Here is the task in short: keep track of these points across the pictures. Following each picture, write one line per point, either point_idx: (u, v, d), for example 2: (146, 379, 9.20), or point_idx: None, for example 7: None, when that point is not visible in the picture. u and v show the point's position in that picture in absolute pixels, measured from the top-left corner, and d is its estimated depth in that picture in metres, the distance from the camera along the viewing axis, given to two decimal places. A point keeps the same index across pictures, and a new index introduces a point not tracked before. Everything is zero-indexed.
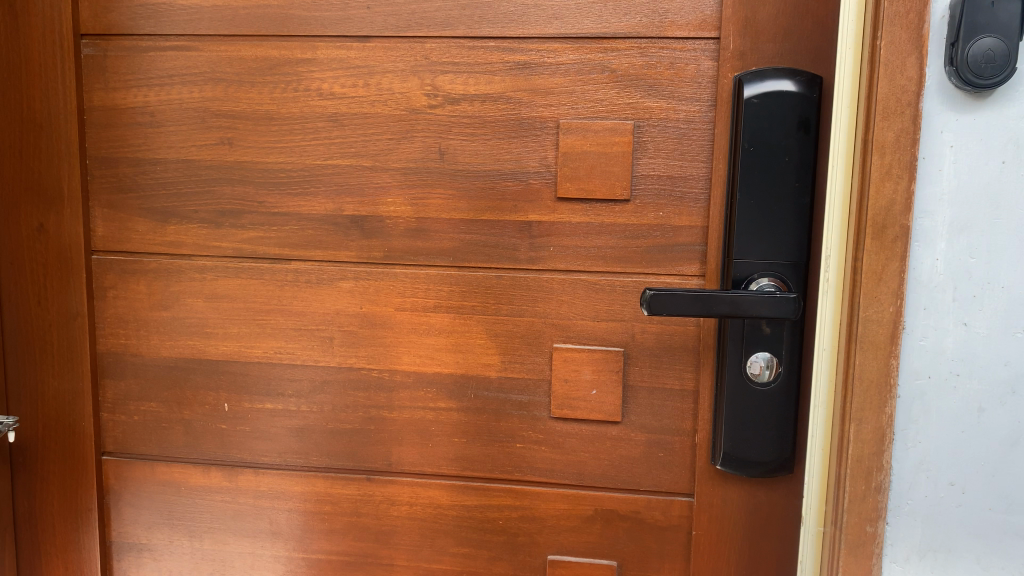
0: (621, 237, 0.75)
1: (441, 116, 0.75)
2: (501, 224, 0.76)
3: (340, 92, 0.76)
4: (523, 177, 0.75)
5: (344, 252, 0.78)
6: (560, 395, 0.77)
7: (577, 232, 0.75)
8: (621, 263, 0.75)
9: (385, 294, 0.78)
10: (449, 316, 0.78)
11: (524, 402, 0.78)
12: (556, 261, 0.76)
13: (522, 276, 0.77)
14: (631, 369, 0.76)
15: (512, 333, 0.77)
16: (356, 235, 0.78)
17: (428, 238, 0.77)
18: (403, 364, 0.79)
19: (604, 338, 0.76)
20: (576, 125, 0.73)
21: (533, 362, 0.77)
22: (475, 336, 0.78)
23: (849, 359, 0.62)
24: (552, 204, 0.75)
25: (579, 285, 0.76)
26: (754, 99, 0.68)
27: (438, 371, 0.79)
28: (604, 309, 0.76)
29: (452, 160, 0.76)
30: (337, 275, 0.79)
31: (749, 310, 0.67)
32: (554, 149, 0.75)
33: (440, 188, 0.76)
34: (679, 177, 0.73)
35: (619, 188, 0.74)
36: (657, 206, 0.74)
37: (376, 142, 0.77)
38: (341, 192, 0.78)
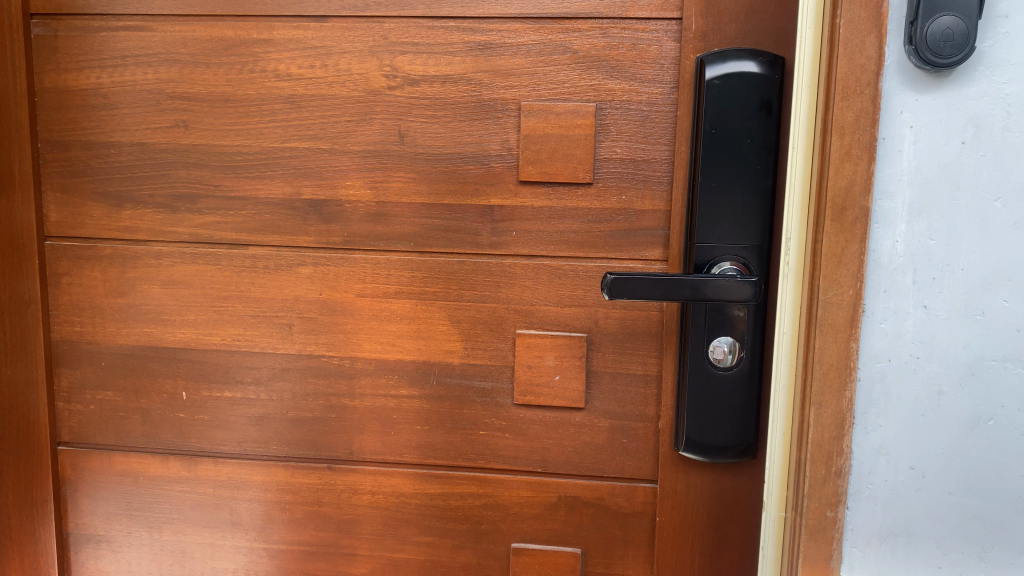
0: (584, 222, 0.74)
1: (401, 99, 0.74)
2: (463, 208, 0.75)
3: (297, 73, 0.75)
4: (485, 160, 0.74)
5: (302, 236, 0.77)
6: (523, 381, 0.76)
7: (540, 216, 0.74)
8: (583, 248, 0.74)
9: (344, 281, 0.77)
10: (410, 302, 0.77)
11: (487, 388, 0.77)
12: (518, 246, 0.75)
13: (484, 261, 0.75)
14: (594, 355, 0.75)
15: (474, 319, 0.76)
16: (314, 219, 0.76)
17: (388, 223, 0.76)
18: (364, 351, 0.78)
19: (567, 324, 0.75)
20: (538, 107, 0.72)
21: (496, 348, 0.76)
22: (438, 322, 0.77)
23: (809, 344, 0.61)
24: (514, 188, 0.74)
25: (542, 271, 0.75)
26: (715, 81, 0.67)
27: (400, 358, 0.77)
28: (567, 294, 0.75)
29: (413, 143, 0.75)
30: (295, 260, 0.77)
31: (709, 294, 0.66)
32: (516, 131, 0.73)
33: (401, 172, 0.75)
34: (642, 161, 0.72)
35: (581, 172, 0.73)
36: (619, 190, 0.73)
37: (334, 124, 0.75)
38: (299, 175, 0.76)
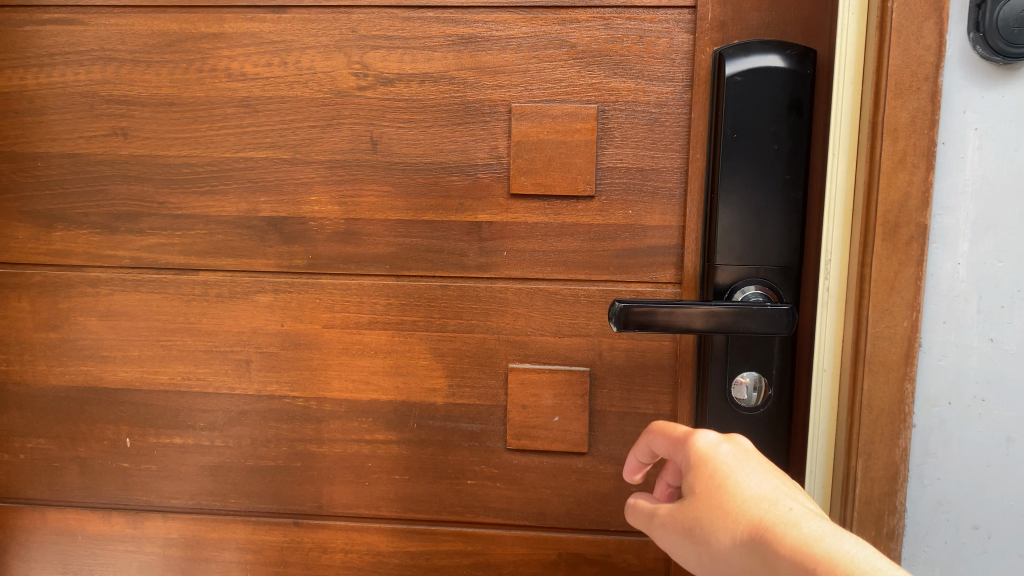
0: (586, 240, 0.65)
1: (372, 101, 0.64)
2: (445, 225, 0.65)
3: (252, 72, 0.65)
4: (470, 171, 0.65)
5: (261, 260, 0.67)
6: (516, 423, 0.66)
7: (535, 234, 0.65)
8: (584, 269, 0.65)
9: (310, 310, 0.67)
10: (386, 334, 0.67)
11: (475, 432, 0.67)
12: (509, 268, 0.65)
13: (471, 285, 0.66)
14: (598, 392, 0.66)
15: (460, 352, 0.66)
16: (274, 240, 0.67)
17: (359, 243, 0.66)
18: (333, 391, 0.68)
19: (567, 357, 0.66)
20: (531, 109, 0.63)
21: (485, 386, 0.67)
22: (418, 357, 0.67)
23: (856, 384, 0.52)
24: (505, 202, 0.65)
25: (537, 296, 0.65)
26: (737, 77, 0.58)
27: (375, 398, 0.68)
28: (566, 323, 0.66)
29: (387, 152, 0.65)
30: (253, 287, 0.67)
31: (732, 323, 0.57)
32: (506, 137, 0.64)
33: (373, 185, 0.65)
34: (650, 170, 0.63)
35: (582, 183, 0.63)
36: (625, 203, 0.64)
37: (296, 130, 0.65)
38: (255, 189, 0.66)
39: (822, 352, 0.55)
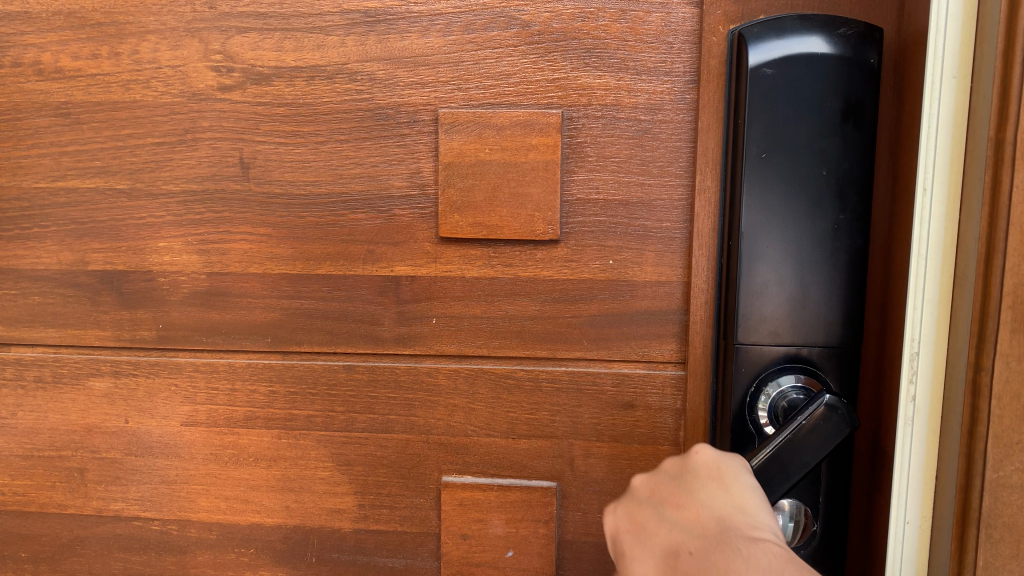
0: (547, 304, 0.45)
1: (241, 108, 0.45)
2: (349, 282, 0.46)
3: (71, 67, 0.46)
4: (382, 205, 0.45)
5: (92, 331, 0.48)
6: (454, 559, 0.47)
7: (475, 294, 0.46)
8: (546, 343, 0.46)
9: (163, 401, 0.48)
10: (271, 433, 0.48)
11: (398, 568, 0.48)
12: (440, 343, 0.46)
13: (386, 366, 0.47)
14: (568, 516, 0.47)
15: (374, 460, 0.47)
16: (111, 303, 0.47)
17: (230, 308, 0.47)
18: (200, 511, 0.49)
19: (524, 467, 0.47)
20: (466, 118, 0.44)
21: (411, 507, 0.48)
22: (316, 466, 0.48)
23: (963, 561, 0.32)
24: (431, 249, 0.45)
25: (480, 382, 0.46)
26: (765, 69, 0.39)
27: (259, 522, 0.49)
28: (523, 419, 0.46)
29: (263, 178, 0.45)
30: (84, 368, 0.48)
31: (760, 469, 0.37)
32: (432, 157, 0.45)
33: (244, 225, 0.46)
34: (638, 205, 0.44)
35: (540, 222, 0.44)
36: (602, 250, 0.44)
37: (136, 149, 0.46)
38: (81, 232, 0.47)
39: (903, 497, 0.35)
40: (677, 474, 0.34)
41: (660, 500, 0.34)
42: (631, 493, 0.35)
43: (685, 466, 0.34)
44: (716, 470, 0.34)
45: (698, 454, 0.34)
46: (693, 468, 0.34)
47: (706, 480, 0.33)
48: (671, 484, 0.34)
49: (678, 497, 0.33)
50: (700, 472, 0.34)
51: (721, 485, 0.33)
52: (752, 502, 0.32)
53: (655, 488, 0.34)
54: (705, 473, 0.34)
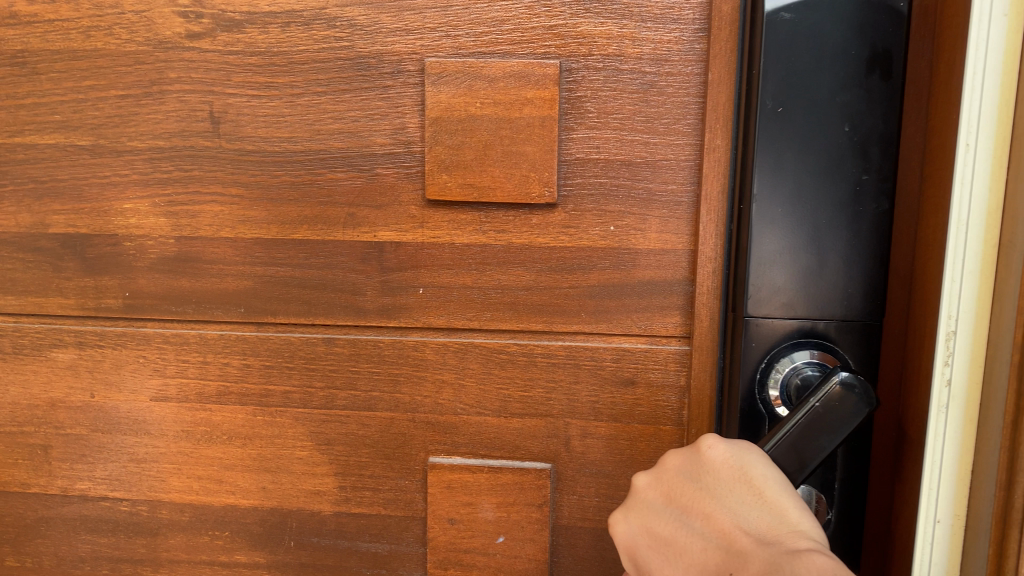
0: (543, 273, 0.42)
1: (210, 57, 0.41)
2: (327, 248, 0.42)
3: (26, 11, 0.42)
4: (364, 164, 0.42)
5: (55, 299, 0.44)
6: (441, 545, 0.44)
7: (465, 262, 0.42)
8: (541, 315, 0.42)
9: (132, 374, 0.45)
10: (245, 410, 0.44)
11: (381, 554, 0.45)
12: (427, 314, 0.43)
13: (368, 339, 0.43)
14: (563, 500, 0.44)
15: (357, 439, 0.44)
16: (74, 269, 0.44)
17: (201, 276, 0.43)
18: (172, 492, 0.46)
19: (516, 448, 0.44)
20: (455, 68, 0.40)
21: (395, 490, 0.44)
22: (295, 445, 0.45)
23: (1001, 568, 0.28)
24: (417, 212, 0.42)
25: (471, 357, 0.43)
26: (783, 14, 0.35)
27: (233, 504, 0.45)
28: (515, 397, 0.43)
29: (236, 134, 0.42)
30: (47, 339, 0.45)
31: (769, 453, 0.34)
32: (418, 112, 0.41)
33: (217, 185, 0.42)
34: (643, 165, 0.40)
35: (535, 184, 0.41)
36: (603, 215, 0.41)
37: (98, 103, 0.42)
38: (41, 191, 0.43)
39: (934, 492, 0.31)
40: (694, 477, 0.31)
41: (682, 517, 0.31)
42: (647, 500, 0.33)
43: (700, 467, 0.31)
44: (737, 469, 0.31)
45: (709, 450, 0.31)
46: (711, 470, 0.31)
47: (728, 483, 0.31)
48: (691, 490, 0.31)
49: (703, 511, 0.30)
50: (720, 475, 0.31)
51: (747, 487, 0.30)
52: (784, 499, 0.30)
53: (674, 494, 0.32)
54: (725, 474, 0.31)
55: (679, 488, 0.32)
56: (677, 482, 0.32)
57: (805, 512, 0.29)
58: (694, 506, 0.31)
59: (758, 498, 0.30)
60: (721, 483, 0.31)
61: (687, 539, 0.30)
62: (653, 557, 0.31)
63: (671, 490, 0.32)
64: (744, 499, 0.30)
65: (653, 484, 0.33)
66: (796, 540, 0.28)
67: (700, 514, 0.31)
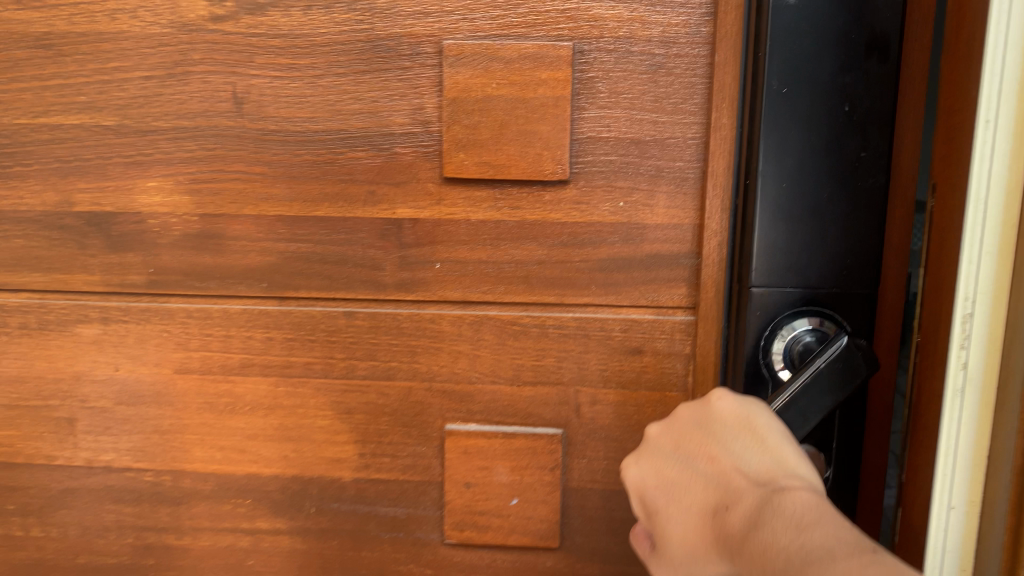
0: (555, 247, 0.44)
1: (233, 39, 0.43)
2: (347, 224, 0.44)
3: None
4: (383, 143, 0.43)
5: (79, 276, 0.46)
6: (457, 508, 0.46)
7: (480, 238, 0.44)
8: (554, 288, 0.44)
9: (156, 348, 0.46)
10: (266, 381, 0.46)
11: (399, 518, 0.47)
12: (443, 288, 0.45)
13: (387, 312, 0.45)
14: (574, 464, 0.46)
15: (376, 408, 0.46)
16: (98, 246, 0.45)
17: (224, 252, 0.45)
18: (195, 462, 0.47)
19: (529, 415, 0.46)
20: (472, 51, 0.42)
21: (413, 456, 0.46)
22: (316, 414, 0.46)
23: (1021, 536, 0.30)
24: (434, 189, 0.44)
25: (485, 328, 0.45)
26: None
27: (255, 472, 0.47)
28: (529, 366, 0.45)
29: (258, 114, 0.43)
30: (72, 314, 0.46)
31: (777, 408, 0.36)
32: (435, 93, 0.43)
33: (239, 164, 0.44)
34: (651, 143, 0.42)
35: (548, 161, 0.43)
36: (613, 192, 0.43)
37: (122, 84, 0.44)
38: (65, 170, 0.44)
39: (949, 470, 0.33)
40: (701, 424, 0.34)
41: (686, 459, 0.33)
42: (657, 446, 0.35)
43: (708, 415, 0.34)
44: (743, 418, 0.33)
45: (717, 401, 0.34)
46: (717, 418, 0.33)
47: (733, 430, 0.33)
48: (697, 436, 0.33)
49: (706, 454, 0.33)
50: (725, 422, 0.33)
51: (751, 434, 0.32)
52: (783, 445, 0.32)
53: (681, 440, 0.34)
54: (730, 422, 0.33)
55: (686, 435, 0.34)
56: (685, 430, 0.34)
57: (805, 460, 0.31)
58: (698, 450, 0.33)
59: (759, 442, 0.32)
60: (725, 429, 0.33)
61: (689, 479, 0.33)
62: (659, 497, 0.34)
63: (680, 436, 0.34)
64: (746, 443, 0.32)
65: (662, 434, 0.35)
66: (791, 479, 0.30)
67: (704, 457, 0.33)
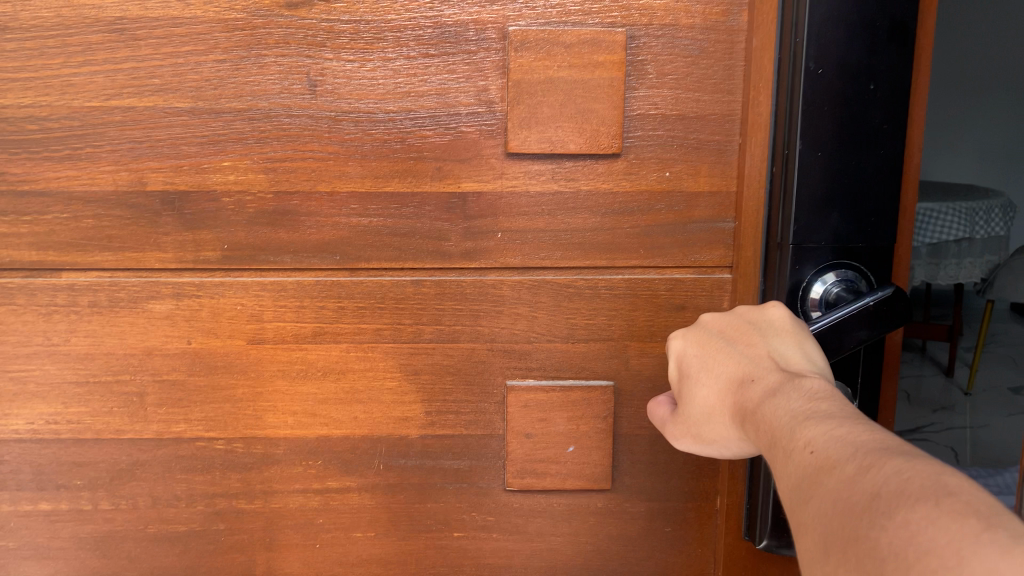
0: (607, 215, 0.48)
1: (307, 25, 0.45)
2: (416, 198, 0.47)
3: None
4: (449, 122, 0.47)
5: (153, 254, 0.47)
6: (518, 458, 0.50)
7: (538, 208, 0.48)
8: (605, 252, 0.49)
9: (228, 321, 0.48)
10: (337, 348, 0.49)
11: (463, 470, 0.51)
12: (504, 255, 0.49)
13: (452, 279, 0.49)
14: (624, 411, 0.51)
15: (441, 369, 0.50)
16: (171, 224, 0.47)
17: (297, 227, 0.47)
18: (266, 429, 0.50)
19: (583, 369, 0.50)
20: (536, 36, 0.45)
21: (477, 412, 0.50)
22: (384, 377, 0.50)
23: None
24: (497, 164, 0.47)
25: (543, 291, 0.49)
26: None
27: (326, 435, 0.50)
28: (582, 324, 0.50)
29: (332, 96, 0.46)
30: (144, 291, 0.48)
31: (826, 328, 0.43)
32: (499, 75, 0.46)
33: (314, 143, 0.46)
34: (694, 119, 0.47)
35: (603, 137, 0.47)
36: (660, 163, 0.48)
37: (196, 67, 0.45)
38: (139, 152, 0.46)
39: None
40: (751, 320, 0.41)
41: (731, 339, 0.40)
42: (708, 330, 0.42)
43: (758, 316, 0.41)
44: (786, 324, 0.40)
45: (768, 309, 0.41)
46: (764, 320, 0.41)
47: (775, 329, 0.40)
48: (745, 326, 0.41)
49: (749, 338, 0.40)
50: (770, 323, 0.40)
51: (788, 335, 0.39)
52: (810, 350, 0.39)
53: (728, 327, 0.41)
54: (776, 324, 0.40)
55: (735, 325, 0.41)
56: (736, 321, 0.41)
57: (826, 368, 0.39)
58: (743, 336, 0.40)
59: (794, 342, 0.39)
60: (770, 326, 0.40)
61: (728, 353, 0.40)
62: (697, 365, 0.41)
63: (730, 325, 0.41)
64: (783, 340, 0.39)
65: (715, 321, 0.42)
66: (807, 371, 0.37)
67: (743, 339, 0.40)
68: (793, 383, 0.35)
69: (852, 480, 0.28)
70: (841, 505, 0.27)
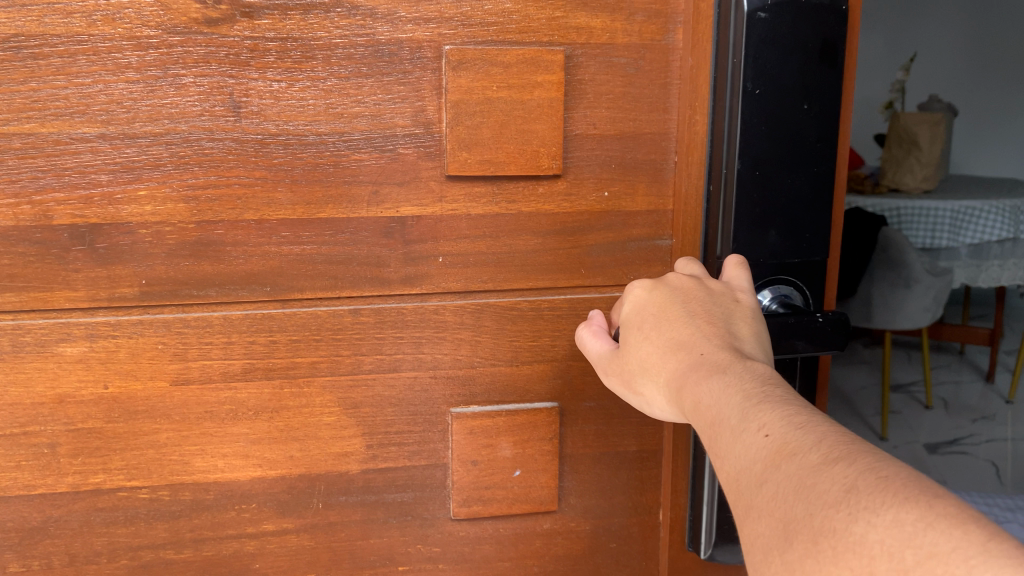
0: (548, 236, 0.48)
1: (230, 44, 0.42)
2: (351, 225, 0.45)
3: None
4: (385, 145, 0.45)
5: (62, 292, 0.43)
6: (465, 486, 0.49)
7: (478, 231, 0.47)
8: (547, 273, 0.48)
9: (150, 362, 0.45)
10: (271, 385, 0.46)
11: (406, 502, 0.49)
12: (444, 280, 0.47)
13: (391, 306, 0.47)
14: (568, 432, 0.50)
15: (383, 400, 0.48)
16: (82, 259, 0.43)
17: (224, 259, 0.44)
18: (196, 473, 0.47)
19: (528, 392, 0.49)
20: (474, 55, 0.44)
21: (420, 442, 0.49)
22: (322, 412, 0.47)
23: None
24: (436, 187, 0.46)
25: (485, 316, 0.48)
26: (760, 14, 0.43)
27: (261, 476, 0.47)
28: (526, 346, 0.49)
29: (259, 119, 0.43)
30: (54, 333, 0.44)
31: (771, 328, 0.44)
32: (436, 96, 0.45)
33: (240, 169, 0.44)
34: (632, 138, 0.47)
35: (544, 158, 0.46)
36: (599, 183, 0.47)
37: (106, 89, 0.42)
38: (42, 182, 0.42)
39: None
40: (715, 300, 0.39)
41: (689, 308, 0.39)
42: (665, 292, 0.40)
43: (721, 300, 0.39)
44: (746, 317, 0.39)
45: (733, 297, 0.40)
46: (727, 305, 0.39)
47: (736, 317, 0.39)
48: (708, 303, 0.39)
49: (710, 316, 0.38)
50: (733, 312, 0.39)
51: (747, 326, 0.38)
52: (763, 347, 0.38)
53: (690, 298, 0.39)
54: (738, 312, 0.39)
55: (696, 299, 0.39)
56: (698, 294, 0.40)
57: (767, 359, 0.37)
58: (703, 310, 0.38)
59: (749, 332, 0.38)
60: (733, 313, 0.39)
61: (684, 320, 0.38)
62: (647, 324, 0.39)
63: (692, 295, 0.40)
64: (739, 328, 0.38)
65: (677, 284, 0.40)
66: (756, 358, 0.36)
67: (701, 312, 0.38)
68: (745, 362, 0.34)
69: (823, 467, 0.26)
70: (807, 492, 0.26)
